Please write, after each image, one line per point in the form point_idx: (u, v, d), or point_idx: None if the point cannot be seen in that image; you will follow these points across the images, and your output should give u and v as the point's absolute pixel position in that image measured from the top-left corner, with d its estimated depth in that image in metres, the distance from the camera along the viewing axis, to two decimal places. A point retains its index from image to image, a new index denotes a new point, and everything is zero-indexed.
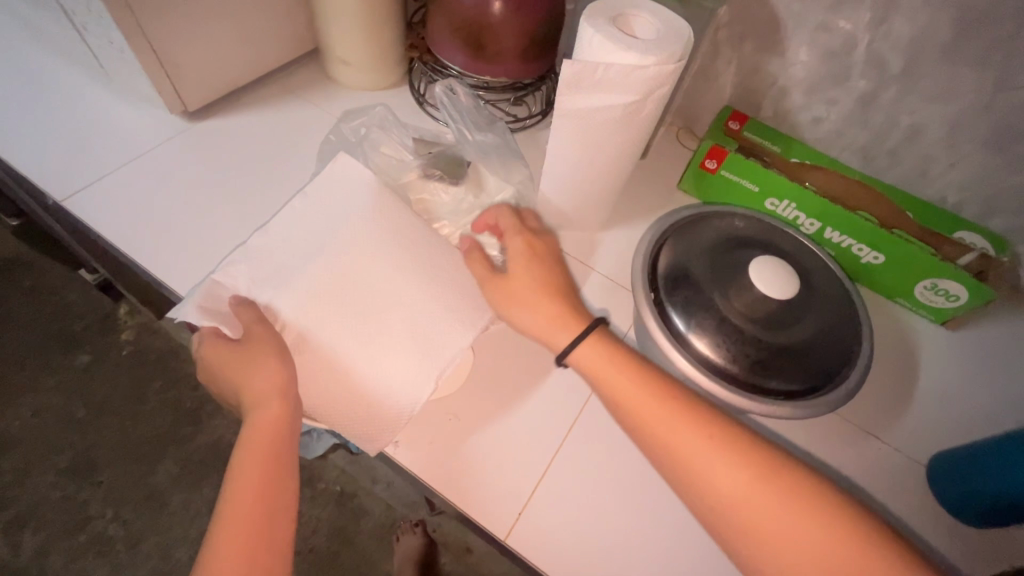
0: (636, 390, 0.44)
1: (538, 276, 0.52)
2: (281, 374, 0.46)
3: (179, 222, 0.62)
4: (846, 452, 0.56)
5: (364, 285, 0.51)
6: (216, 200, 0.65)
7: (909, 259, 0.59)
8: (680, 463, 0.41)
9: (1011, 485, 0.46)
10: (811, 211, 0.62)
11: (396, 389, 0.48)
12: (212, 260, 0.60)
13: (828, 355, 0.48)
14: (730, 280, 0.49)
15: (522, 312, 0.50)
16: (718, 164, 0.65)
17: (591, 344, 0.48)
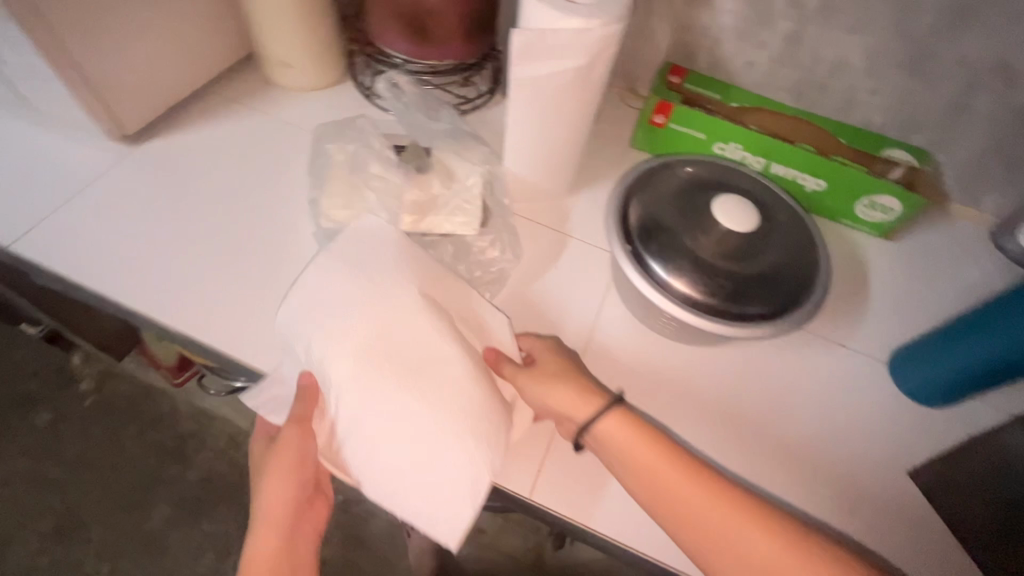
0: (659, 457, 0.46)
1: (557, 370, 0.53)
2: (281, 492, 0.52)
3: (188, 274, 0.59)
4: (820, 363, 0.61)
5: (420, 345, 0.49)
6: (223, 248, 0.62)
7: (845, 180, 0.64)
8: (701, 529, 0.44)
9: (989, 357, 0.51)
10: (755, 149, 0.66)
11: (463, 464, 0.47)
12: (232, 310, 0.58)
13: (789, 272, 0.52)
14: (695, 222, 0.53)
15: (548, 399, 0.51)
16: (665, 117, 0.68)
17: (614, 419, 0.49)
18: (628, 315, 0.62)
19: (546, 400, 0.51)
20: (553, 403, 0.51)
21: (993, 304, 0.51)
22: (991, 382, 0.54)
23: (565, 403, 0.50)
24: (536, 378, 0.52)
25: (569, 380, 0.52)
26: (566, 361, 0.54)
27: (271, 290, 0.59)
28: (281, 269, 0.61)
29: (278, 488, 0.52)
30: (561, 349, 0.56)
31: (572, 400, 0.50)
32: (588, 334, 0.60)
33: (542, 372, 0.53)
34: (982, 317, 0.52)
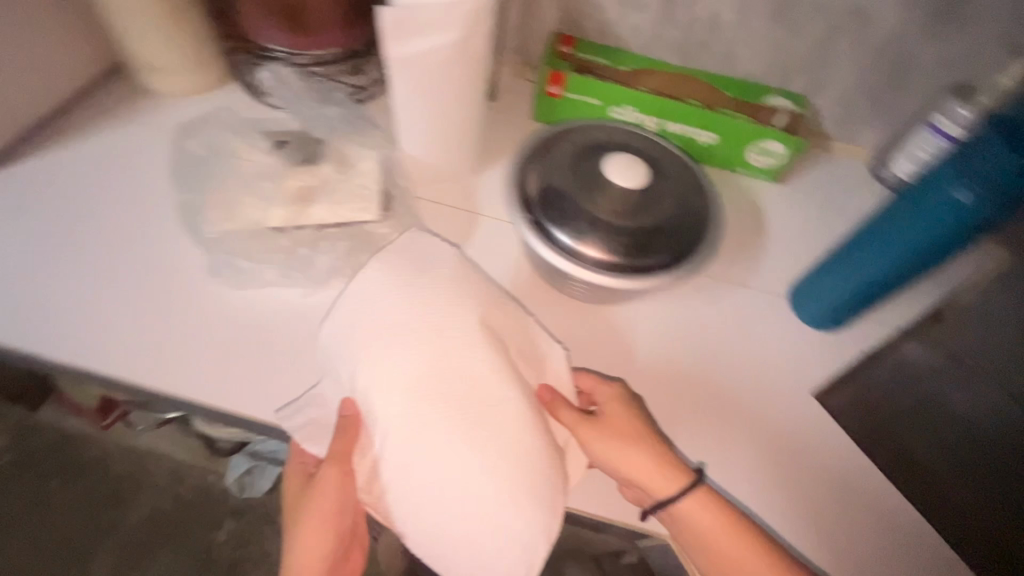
0: (724, 535, 0.50)
1: (630, 431, 0.53)
2: (320, 534, 0.56)
3: (165, 329, 0.55)
4: (728, 303, 0.64)
5: (481, 393, 0.48)
6: (206, 300, 0.57)
7: (733, 129, 0.67)
8: None
9: (869, 276, 0.56)
10: (647, 109, 0.68)
11: (518, 534, 0.47)
12: (220, 367, 0.54)
13: (683, 221, 0.54)
14: (590, 183, 0.54)
15: (613, 457, 0.52)
16: (559, 87, 0.69)
17: (695, 498, 0.51)
18: (542, 282, 0.62)
19: (618, 463, 0.52)
20: (620, 464, 0.51)
21: (868, 224, 0.56)
22: (872, 301, 0.59)
23: (634, 468, 0.51)
24: (610, 438, 0.52)
25: (646, 445, 0.52)
26: (639, 417, 0.54)
27: (275, 345, 0.55)
28: (278, 321, 0.57)
29: (314, 530, 0.56)
30: (636, 401, 0.55)
31: (645, 470, 0.51)
32: None
33: (612, 427, 0.53)
34: (863, 240, 0.56)
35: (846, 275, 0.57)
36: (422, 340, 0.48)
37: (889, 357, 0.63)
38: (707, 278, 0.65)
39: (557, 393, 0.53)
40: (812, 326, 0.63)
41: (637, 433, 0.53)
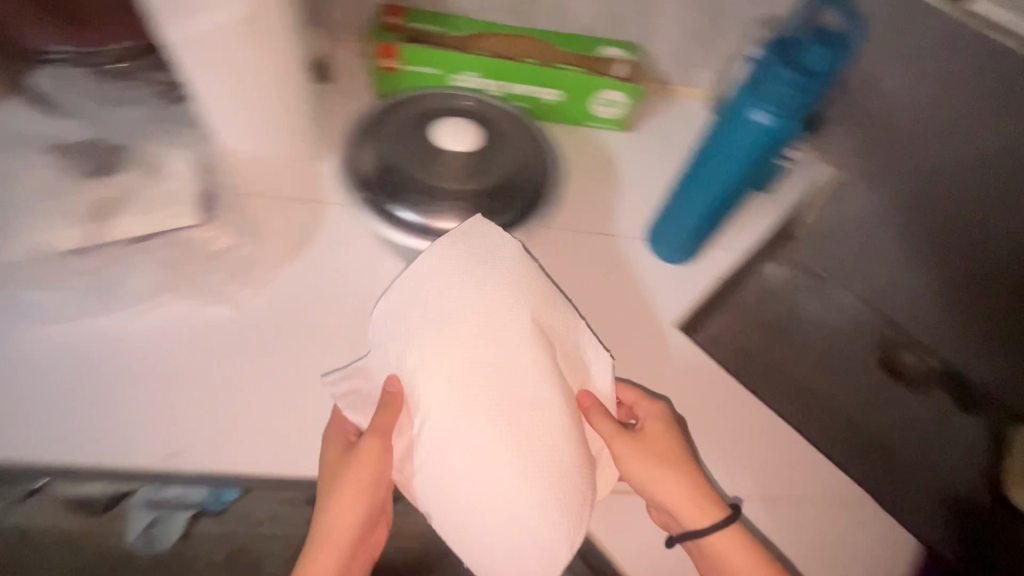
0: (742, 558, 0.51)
1: (669, 458, 0.53)
2: (357, 510, 0.49)
3: (167, 389, 0.50)
4: (589, 255, 0.65)
5: (519, 387, 0.46)
6: (210, 354, 0.52)
7: (571, 84, 0.68)
8: None
9: (700, 211, 0.58)
10: (487, 73, 0.68)
11: (542, 538, 0.46)
12: (234, 424, 0.50)
13: (522, 179, 0.54)
14: (424, 154, 0.52)
15: (645, 472, 0.52)
16: (393, 60, 0.66)
17: (726, 531, 0.51)
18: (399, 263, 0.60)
19: (651, 481, 0.52)
20: (654, 483, 0.52)
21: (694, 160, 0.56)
22: (714, 225, 0.61)
23: (669, 494, 0.52)
24: (645, 458, 0.52)
25: (686, 466, 0.53)
26: (676, 440, 0.54)
27: (300, 392, 0.52)
28: (290, 347, 0.53)
29: (348, 510, 0.48)
30: (672, 425, 0.55)
31: (680, 494, 0.51)
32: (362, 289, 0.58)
33: (649, 447, 0.53)
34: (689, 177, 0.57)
35: (685, 212, 0.59)
36: (474, 331, 0.46)
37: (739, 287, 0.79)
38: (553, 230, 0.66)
39: (597, 398, 0.52)
40: (667, 261, 0.65)
41: (676, 460, 0.53)
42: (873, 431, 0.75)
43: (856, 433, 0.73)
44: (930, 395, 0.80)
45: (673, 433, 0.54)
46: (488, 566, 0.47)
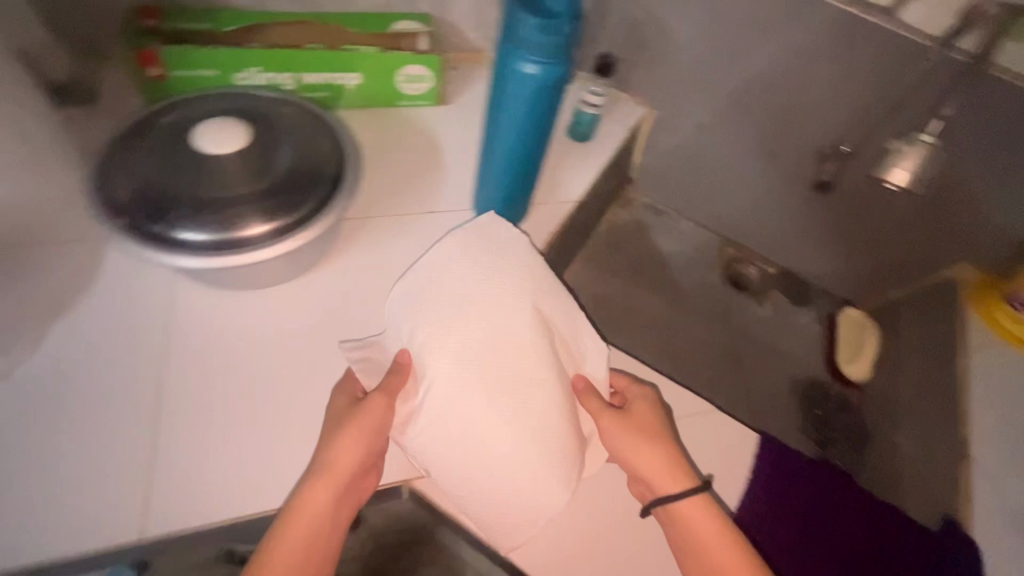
0: (710, 529, 0.48)
1: (656, 433, 0.52)
2: (374, 432, 0.47)
3: (150, 431, 0.47)
4: (419, 236, 0.62)
5: (520, 366, 0.50)
6: (194, 386, 0.50)
7: (367, 63, 0.66)
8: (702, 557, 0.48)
9: (505, 166, 0.56)
10: (272, 67, 0.63)
11: (535, 494, 0.50)
12: (228, 458, 0.47)
13: (311, 169, 0.51)
14: (190, 166, 0.47)
15: (622, 446, 0.51)
16: (160, 67, 0.60)
17: (698, 502, 0.49)
18: (202, 287, 0.55)
19: (631, 456, 0.51)
20: (634, 458, 0.50)
21: (485, 121, 0.54)
22: (529, 182, 0.59)
23: (652, 468, 0.50)
24: (631, 434, 0.51)
25: (673, 439, 0.53)
26: (663, 424, 0.53)
27: (300, 414, 0.50)
28: (290, 359, 0.52)
29: (353, 442, 0.46)
30: (659, 411, 0.54)
31: (662, 470, 0.50)
32: (163, 325, 0.52)
33: (640, 424, 0.52)
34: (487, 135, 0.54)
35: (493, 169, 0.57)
36: (476, 316, 0.50)
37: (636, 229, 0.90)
38: (361, 219, 0.62)
39: (591, 381, 0.54)
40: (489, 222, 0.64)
41: (663, 437, 0.52)
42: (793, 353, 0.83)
43: (711, 348, 0.81)
44: (770, 298, 0.89)
45: (661, 420, 0.53)
46: (488, 525, 0.50)
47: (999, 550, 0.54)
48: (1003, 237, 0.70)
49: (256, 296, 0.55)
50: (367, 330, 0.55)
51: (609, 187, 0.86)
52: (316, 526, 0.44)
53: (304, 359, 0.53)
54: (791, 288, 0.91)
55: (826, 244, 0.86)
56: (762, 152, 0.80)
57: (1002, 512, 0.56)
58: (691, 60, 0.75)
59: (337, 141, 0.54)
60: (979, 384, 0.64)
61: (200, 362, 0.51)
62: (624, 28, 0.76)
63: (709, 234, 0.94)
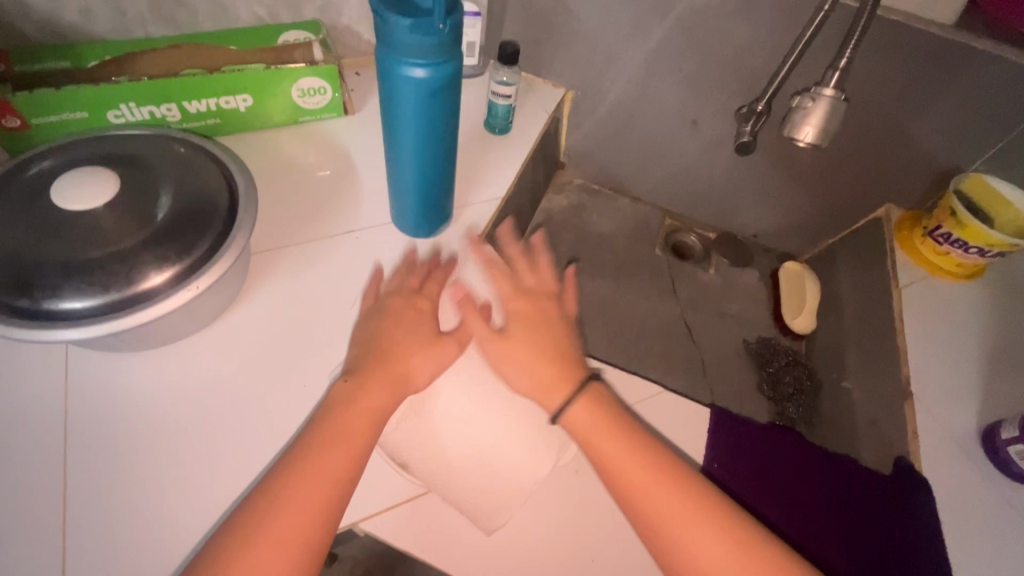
0: (616, 440, 0.47)
1: (536, 330, 0.52)
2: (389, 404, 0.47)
3: (102, 505, 0.44)
4: (338, 260, 0.59)
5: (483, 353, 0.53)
6: (147, 448, 0.46)
7: (256, 82, 0.61)
8: (624, 477, 0.46)
9: (418, 177, 0.53)
10: (150, 99, 0.58)
11: (519, 471, 0.50)
12: (197, 517, 0.44)
13: (198, 208, 0.46)
14: (53, 229, 0.42)
15: (507, 370, 0.51)
16: (19, 117, 0.53)
17: (583, 406, 0.49)
18: (101, 354, 0.50)
19: (510, 363, 0.50)
20: (515, 379, 0.50)
21: (385, 131, 0.50)
22: (447, 186, 0.56)
23: (533, 372, 0.50)
24: (514, 343, 0.51)
25: (555, 340, 0.52)
26: (541, 324, 0.53)
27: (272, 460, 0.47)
28: (231, 400, 0.50)
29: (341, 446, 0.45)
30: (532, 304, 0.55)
31: (540, 377, 0.50)
32: (61, 401, 0.48)
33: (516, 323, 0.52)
34: (390, 150, 0.51)
35: (407, 183, 0.54)
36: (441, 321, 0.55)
37: (581, 211, 0.91)
38: (270, 252, 0.58)
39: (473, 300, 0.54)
40: (417, 237, 0.61)
41: (538, 339, 0.52)
42: (744, 312, 0.84)
43: (662, 320, 0.80)
44: (713, 264, 0.90)
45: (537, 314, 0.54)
46: (472, 507, 0.48)
47: (953, 480, 0.55)
48: (917, 175, 0.72)
49: (167, 352, 0.51)
50: (335, 340, 0.54)
51: (538, 175, 0.84)
52: (331, 494, 0.41)
53: (230, 406, 0.49)
54: (732, 250, 0.92)
55: (760, 204, 0.87)
56: (684, 122, 0.79)
57: (946, 442, 0.57)
58: (600, 38, 0.73)
59: (223, 173, 0.50)
60: (911, 319, 0.66)
61: (113, 431, 0.47)
62: (528, 11, 0.74)
63: (646, 207, 0.94)
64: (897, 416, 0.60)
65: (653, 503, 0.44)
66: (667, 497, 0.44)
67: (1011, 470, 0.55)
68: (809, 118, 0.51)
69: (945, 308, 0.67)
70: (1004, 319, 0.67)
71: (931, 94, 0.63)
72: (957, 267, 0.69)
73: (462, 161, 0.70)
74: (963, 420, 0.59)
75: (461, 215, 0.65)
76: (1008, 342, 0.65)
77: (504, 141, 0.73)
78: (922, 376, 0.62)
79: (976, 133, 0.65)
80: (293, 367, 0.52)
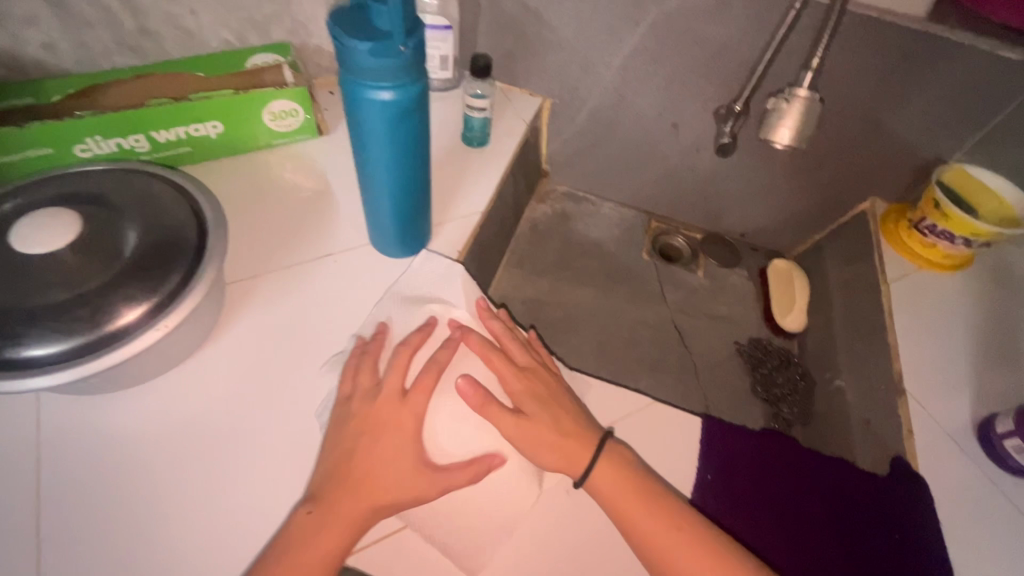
0: (638, 499, 0.46)
1: (536, 397, 0.50)
2: (404, 455, 0.45)
3: (80, 559, 0.42)
4: (316, 285, 0.58)
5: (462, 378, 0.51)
6: (125, 494, 0.45)
7: (225, 108, 0.60)
8: (647, 538, 0.45)
9: (394, 199, 0.52)
10: (117, 132, 0.57)
11: (504, 499, 0.48)
12: (176, 561, 0.43)
13: (165, 242, 0.45)
14: (13, 274, 0.41)
15: (532, 450, 0.48)
16: None
17: (605, 468, 0.48)
18: (74, 397, 0.49)
19: (525, 443, 0.48)
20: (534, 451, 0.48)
21: (355, 158, 0.49)
22: (423, 206, 0.55)
23: (552, 446, 0.48)
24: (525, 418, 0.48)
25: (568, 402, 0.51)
26: (539, 389, 0.51)
27: (255, 500, 0.46)
28: (208, 437, 0.48)
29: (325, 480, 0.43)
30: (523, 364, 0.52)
31: (559, 449, 0.48)
32: (33, 448, 0.46)
33: (517, 395, 0.50)
34: (362, 174, 0.50)
35: (383, 206, 0.53)
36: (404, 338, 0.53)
37: (565, 220, 0.90)
38: (246, 280, 0.57)
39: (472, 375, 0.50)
40: (399, 257, 0.60)
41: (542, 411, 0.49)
42: (735, 314, 0.84)
43: (652, 326, 0.80)
44: (701, 265, 0.89)
45: (532, 375, 0.52)
46: (445, 537, 0.46)
47: (950, 477, 0.54)
48: (899, 167, 0.72)
49: (140, 391, 0.50)
50: (314, 370, 0.53)
51: (520, 185, 0.83)
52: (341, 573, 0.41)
53: (207, 446, 0.48)
54: (719, 250, 0.91)
55: (745, 204, 0.86)
56: (665, 125, 0.78)
57: (943, 438, 0.57)
58: (574, 45, 0.72)
59: (190, 206, 0.49)
60: (901, 315, 0.66)
61: (86, 477, 0.45)
62: (500, 22, 0.73)
63: (631, 212, 0.93)
64: (891, 414, 0.59)
65: (678, 565, 0.44)
66: (689, 559, 0.44)
67: (1007, 463, 0.54)
68: (785, 119, 0.50)
69: (933, 301, 0.67)
70: (994, 308, 0.67)
71: (909, 88, 0.63)
72: (944, 259, 0.69)
73: (440, 177, 0.69)
74: (958, 415, 0.58)
75: (441, 232, 0.64)
76: (999, 332, 0.65)
77: (483, 155, 0.72)
78: (915, 371, 0.61)
79: (954, 125, 0.65)
80: (272, 400, 0.51)
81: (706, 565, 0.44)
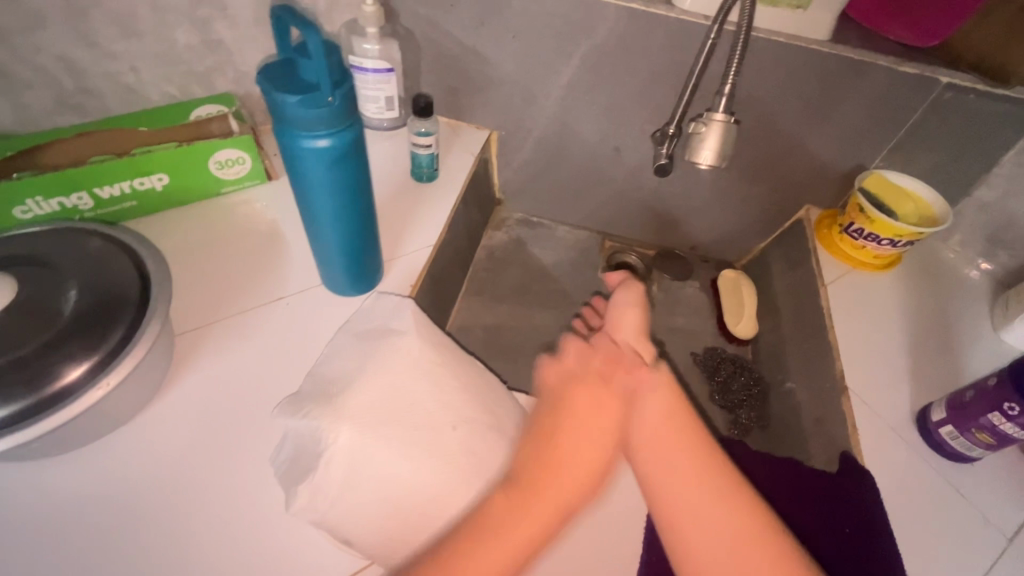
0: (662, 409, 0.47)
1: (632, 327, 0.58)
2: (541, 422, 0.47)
3: None
4: (267, 331, 0.58)
5: (410, 415, 0.49)
6: (70, 555, 0.44)
7: (170, 162, 0.61)
8: (655, 447, 0.45)
9: (341, 239, 0.53)
10: (57, 191, 0.57)
11: None
12: None
13: (105, 300, 0.45)
14: None
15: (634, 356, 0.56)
16: None
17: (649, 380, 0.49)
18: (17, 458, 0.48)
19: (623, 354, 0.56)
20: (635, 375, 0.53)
21: (298, 202, 0.50)
22: (372, 244, 0.56)
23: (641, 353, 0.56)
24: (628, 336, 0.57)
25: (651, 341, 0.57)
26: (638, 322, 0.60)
27: (208, 549, 0.45)
28: (158, 492, 0.47)
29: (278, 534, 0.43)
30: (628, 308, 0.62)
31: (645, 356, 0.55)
32: None
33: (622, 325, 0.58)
34: (307, 217, 0.51)
35: (330, 247, 0.53)
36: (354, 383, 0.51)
37: (521, 246, 0.93)
38: (196, 330, 0.57)
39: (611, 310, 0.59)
40: (352, 295, 0.61)
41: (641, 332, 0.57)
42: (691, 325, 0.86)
43: None
44: (655, 280, 0.92)
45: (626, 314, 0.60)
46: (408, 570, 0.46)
47: (893, 468, 0.57)
48: (827, 177, 0.77)
49: (87, 451, 0.49)
50: (268, 414, 0.52)
51: (474, 215, 0.85)
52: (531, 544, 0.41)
53: (158, 499, 0.47)
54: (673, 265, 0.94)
55: (692, 219, 0.90)
56: (608, 149, 0.82)
57: (882, 430, 0.59)
58: (514, 80, 0.76)
59: (132, 260, 0.49)
60: (840, 315, 0.69)
61: (30, 538, 0.44)
62: (442, 61, 0.76)
63: (586, 233, 0.96)
64: (836, 411, 0.62)
65: (676, 478, 0.44)
66: (688, 476, 0.43)
67: (946, 449, 0.57)
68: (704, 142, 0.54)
69: (870, 301, 0.71)
70: (925, 304, 0.71)
71: (826, 103, 0.67)
72: (875, 259, 0.73)
73: (391, 214, 0.70)
74: (898, 408, 0.61)
75: (393, 269, 0.65)
76: (931, 327, 0.68)
77: (432, 189, 0.74)
78: (855, 369, 0.64)
79: (869, 135, 0.70)
80: (225, 447, 0.50)
81: (703, 487, 0.43)
